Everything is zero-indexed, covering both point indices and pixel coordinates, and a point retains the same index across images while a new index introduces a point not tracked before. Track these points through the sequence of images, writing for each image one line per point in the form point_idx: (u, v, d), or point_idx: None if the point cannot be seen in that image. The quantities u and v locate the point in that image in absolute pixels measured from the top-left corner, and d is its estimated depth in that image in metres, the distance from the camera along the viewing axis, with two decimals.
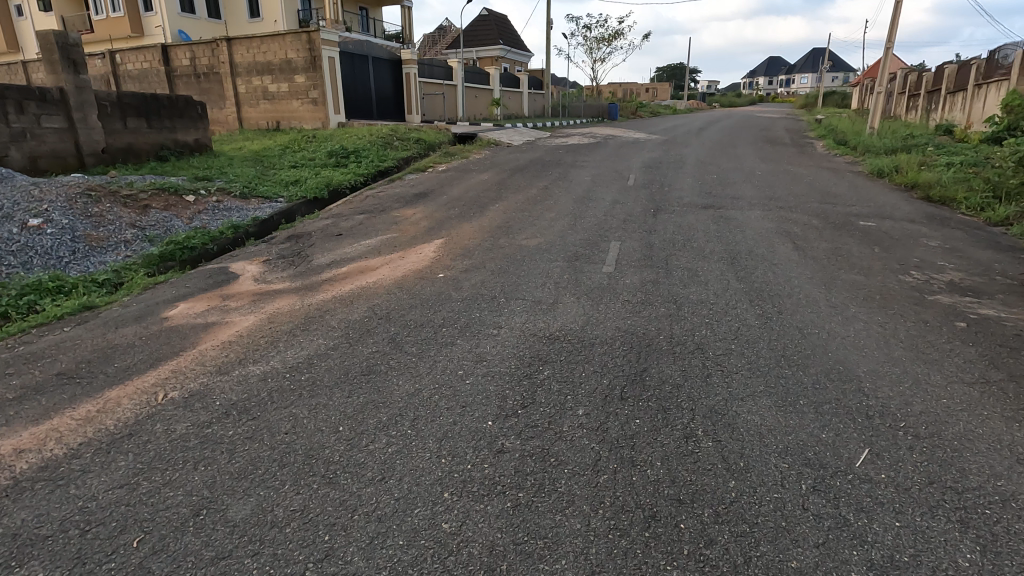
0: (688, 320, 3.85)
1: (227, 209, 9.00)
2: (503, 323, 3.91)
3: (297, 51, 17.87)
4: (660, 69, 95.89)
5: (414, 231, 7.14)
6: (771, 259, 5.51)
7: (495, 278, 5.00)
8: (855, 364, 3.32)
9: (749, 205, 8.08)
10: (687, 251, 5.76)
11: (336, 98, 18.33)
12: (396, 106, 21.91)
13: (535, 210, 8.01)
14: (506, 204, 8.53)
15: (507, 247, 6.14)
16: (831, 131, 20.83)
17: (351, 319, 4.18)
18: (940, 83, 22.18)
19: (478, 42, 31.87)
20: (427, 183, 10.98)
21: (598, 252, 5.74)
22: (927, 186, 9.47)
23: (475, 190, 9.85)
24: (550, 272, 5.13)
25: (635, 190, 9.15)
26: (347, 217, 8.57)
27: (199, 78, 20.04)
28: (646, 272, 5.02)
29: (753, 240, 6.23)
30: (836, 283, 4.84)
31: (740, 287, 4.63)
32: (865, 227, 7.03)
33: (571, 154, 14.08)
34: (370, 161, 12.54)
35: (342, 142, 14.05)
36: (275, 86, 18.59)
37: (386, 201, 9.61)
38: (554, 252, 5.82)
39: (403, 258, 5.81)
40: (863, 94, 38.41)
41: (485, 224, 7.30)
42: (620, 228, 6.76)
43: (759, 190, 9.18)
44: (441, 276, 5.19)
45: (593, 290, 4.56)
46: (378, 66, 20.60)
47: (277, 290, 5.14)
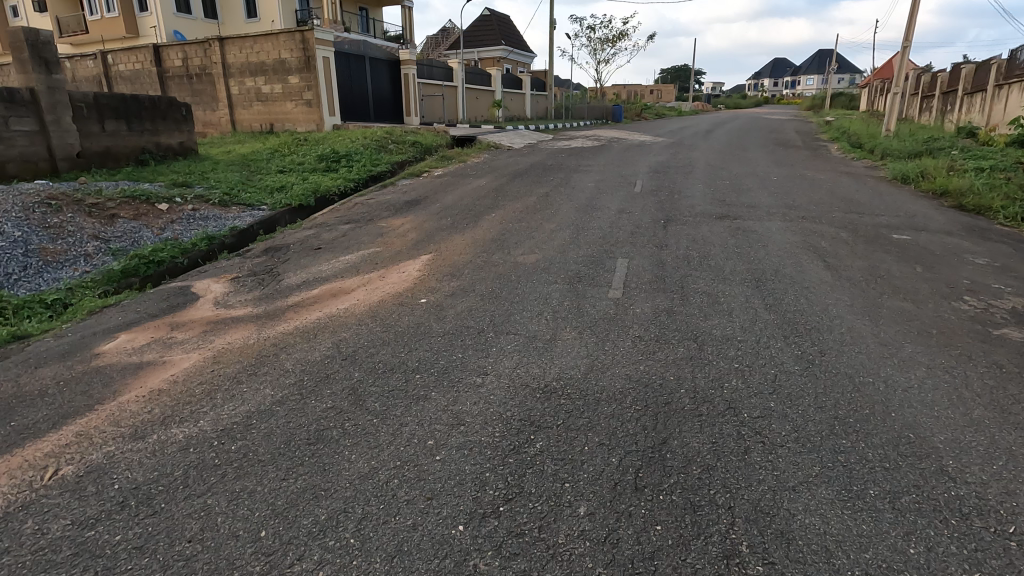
0: (712, 367, 3.18)
1: (204, 218, 8.37)
2: (489, 367, 3.24)
3: (290, 51, 17.27)
4: (664, 72, 95.23)
5: (399, 245, 6.48)
6: (800, 280, 4.84)
7: (484, 304, 4.35)
8: (929, 432, 2.64)
9: (768, 215, 7.39)
10: (705, 270, 5.08)
11: (331, 99, 17.72)
12: (394, 107, 21.29)
13: (535, 220, 7.36)
14: (503, 213, 7.88)
15: (501, 265, 5.49)
16: (844, 133, 20.06)
17: (311, 358, 3.53)
18: (957, 84, 21.43)
19: (480, 43, 31.26)
20: (421, 190, 10.32)
21: (603, 272, 5.08)
22: (959, 194, 8.74)
23: (471, 197, 9.19)
24: (547, 297, 4.48)
25: (643, 198, 8.48)
26: (331, 227, 7.92)
27: (191, 79, 19.48)
28: (658, 298, 4.35)
29: (778, 256, 5.55)
30: (881, 312, 4.16)
31: (770, 318, 3.95)
32: (900, 241, 6.33)
33: (574, 158, 13.40)
34: (363, 166, 11.89)
35: (334, 145, 13.41)
36: (268, 87, 18.00)
37: (375, 208, 8.96)
38: (553, 271, 5.17)
39: (383, 279, 5.18)
40: (872, 95, 37.54)
41: (479, 236, 6.66)
42: (628, 242, 6.10)
43: (777, 197, 8.49)
44: (423, 302, 4.53)
45: (597, 323, 3.89)
46: (375, 66, 19.97)
47: (237, 317, 4.51)
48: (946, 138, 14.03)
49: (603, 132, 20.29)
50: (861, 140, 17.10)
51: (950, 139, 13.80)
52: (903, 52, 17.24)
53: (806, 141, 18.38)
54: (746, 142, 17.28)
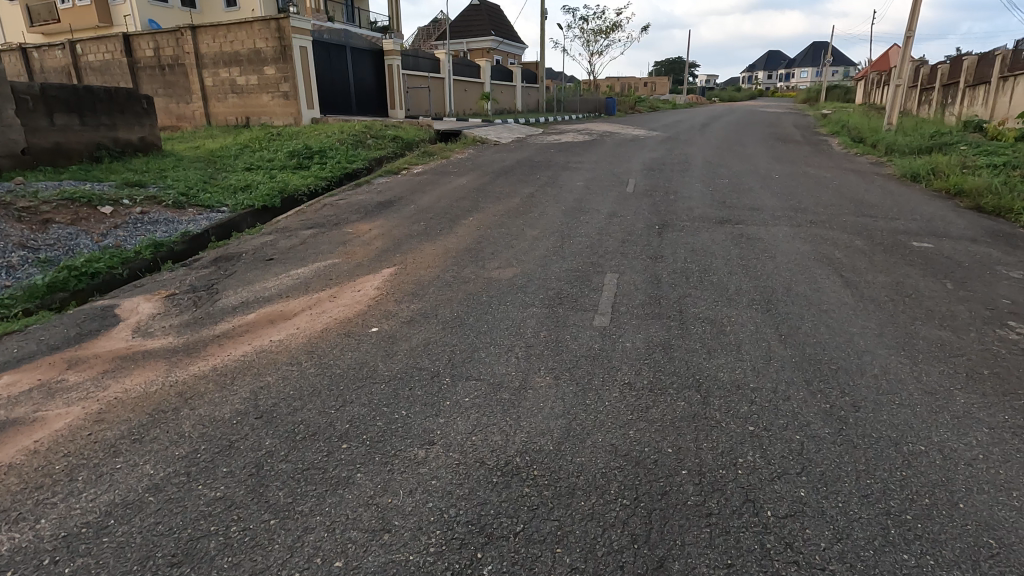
0: (720, 432, 2.49)
1: (153, 222, 7.60)
2: (436, 432, 2.54)
3: (266, 41, 16.44)
4: (659, 65, 94.52)
5: (361, 256, 5.75)
6: (817, 301, 4.16)
7: (446, 336, 3.65)
8: (1017, 536, 1.96)
9: (773, 220, 6.71)
10: (706, 289, 4.40)
11: (309, 91, 16.88)
12: (378, 100, 20.47)
13: (516, 225, 6.65)
14: (483, 217, 7.17)
15: (472, 281, 4.79)
16: (843, 127, 19.39)
17: (219, 415, 2.81)
18: (958, 76, 20.84)
19: (469, 34, 30.38)
20: (397, 190, 9.57)
21: (588, 292, 4.39)
22: (976, 194, 8.07)
23: (450, 198, 8.46)
24: (522, 325, 3.80)
25: (636, 199, 7.79)
26: (292, 233, 7.17)
27: (164, 71, 18.58)
28: (653, 328, 3.66)
29: (788, 270, 4.87)
30: (917, 344, 3.49)
31: (786, 356, 3.28)
32: (921, 249, 5.66)
33: (563, 153, 12.68)
34: (337, 163, 11.12)
35: (308, 140, 12.62)
36: (243, 78, 17.16)
37: (344, 211, 8.22)
38: (531, 290, 4.47)
39: (335, 299, 4.48)
40: (870, 88, 36.87)
41: (452, 246, 5.95)
42: (618, 253, 5.42)
43: (781, 199, 7.80)
44: (374, 331, 3.83)
45: (578, 363, 3.19)
46: (357, 57, 19.14)
47: (151, 349, 3.78)
48: (953, 133, 13.38)
49: (595, 127, 19.51)
50: (862, 134, 16.44)
51: (957, 134, 13.15)
52: (906, 43, 16.54)
53: (806, 136, 17.67)
54: (744, 137, 16.57)
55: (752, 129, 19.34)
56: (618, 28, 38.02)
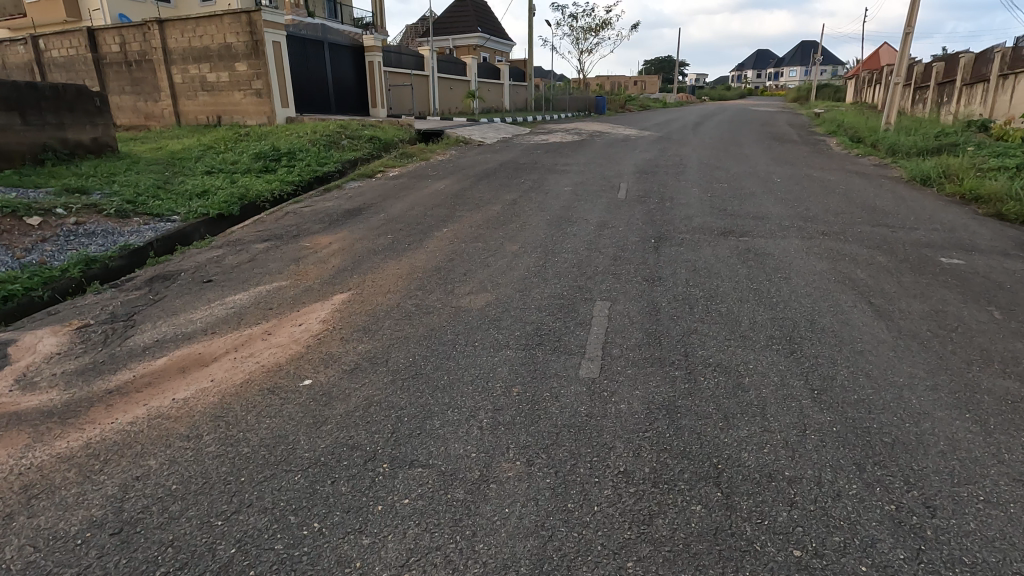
0: (755, 565, 1.79)
1: (89, 234, 6.77)
2: (355, 567, 1.80)
3: (236, 35, 15.56)
4: (649, 63, 94.31)
5: (314, 277, 4.98)
6: (850, 339, 3.46)
7: (394, 394, 2.89)
8: None
9: (781, 232, 6.01)
10: (714, 323, 3.67)
11: (283, 88, 16.01)
12: (358, 97, 19.62)
13: (496, 238, 5.90)
14: (459, 227, 6.42)
15: (437, 313, 4.02)
16: (840, 126, 18.80)
17: (61, 530, 2.03)
18: (954, 74, 20.36)
19: (456, 30, 29.55)
20: (369, 195, 8.78)
21: (574, 327, 3.66)
22: (997, 200, 7.42)
23: (424, 205, 7.70)
24: (490, 375, 3.05)
25: (628, 207, 7.07)
26: (244, 247, 6.38)
27: (131, 67, 17.62)
28: (654, 383, 2.93)
29: (807, 296, 4.16)
30: (984, 402, 2.79)
31: (823, 423, 2.57)
32: (951, 267, 4.99)
33: (551, 155, 11.94)
34: (306, 167, 10.31)
35: (277, 140, 11.76)
36: (214, 75, 16.28)
37: (306, 220, 7.43)
38: (506, 325, 3.72)
39: (270, 336, 3.72)
40: (862, 86, 36.49)
41: (420, 264, 5.19)
42: (610, 274, 4.69)
43: (787, 207, 7.11)
44: (306, 385, 3.07)
45: (558, 438, 2.47)
46: (336, 53, 18.29)
47: (21, 409, 3.00)
48: (957, 132, 12.79)
49: (586, 126, 18.75)
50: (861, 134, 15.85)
51: (962, 134, 12.57)
52: (905, 39, 15.96)
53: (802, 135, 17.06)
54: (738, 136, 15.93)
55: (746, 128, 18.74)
56: (608, 26, 37.36)
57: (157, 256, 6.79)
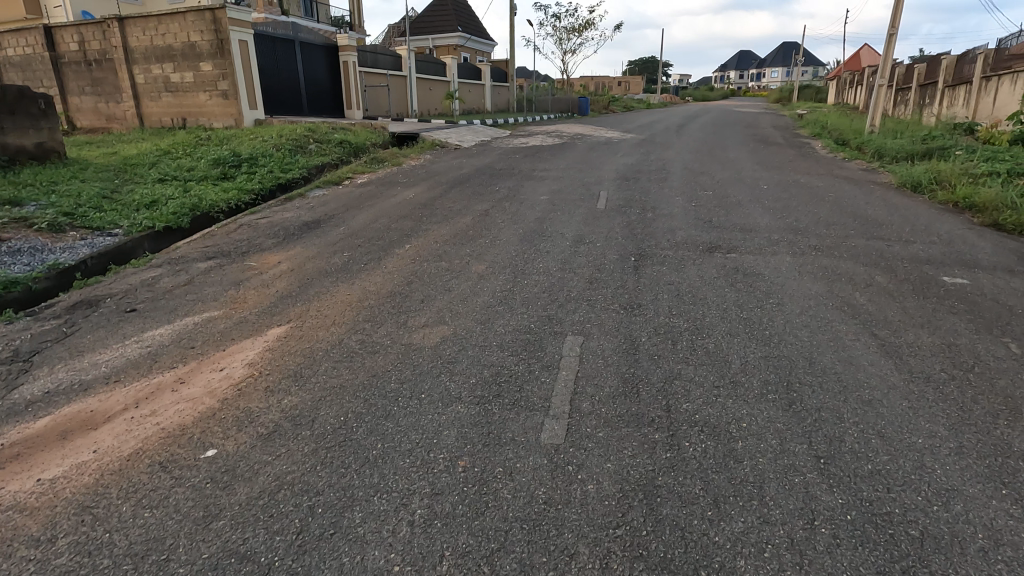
0: None
1: (18, 251, 6.12)
2: None
3: (200, 34, 14.85)
4: (633, 65, 94.50)
5: (253, 305, 4.42)
6: (855, 383, 3.00)
7: (311, 471, 2.35)
8: None
9: (770, 247, 5.57)
10: (701, 365, 3.19)
11: (251, 89, 15.32)
12: (333, 98, 18.96)
13: (462, 256, 5.39)
14: (423, 243, 5.89)
15: (384, 352, 3.50)
16: (824, 129, 18.54)
17: None
18: (936, 75, 20.27)
19: (436, 30, 28.92)
20: (333, 205, 8.21)
21: (539, 370, 3.15)
22: (993, 209, 7.06)
23: (389, 216, 7.15)
24: (433, 441, 2.53)
25: (607, 219, 6.59)
26: (186, 266, 5.79)
27: (91, 67, 16.79)
28: (629, 451, 2.43)
29: (803, 327, 3.70)
30: (1020, 471, 2.33)
31: (835, 511, 2.09)
32: (955, 287, 4.58)
33: (529, 159, 11.45)
34: (268, 174, 9.69)
35: (239, 144, 11.11)
36: (178, 76, 15.55)
37: (260, 235, 6.85)
38: (459, 369, 3.20)
39: (184, 385, 3.17)
40: (843, 87, 36.51)
41: (374, 289, 4.66)
42: (584, 300, 4.20)
43: (776, 218, 6.68)
44: (209, 456, 2.52)
45: (506, 540, 1.96)
46: (308, 53, 17.63)
47: None
48: (944, 135, 12.52)
49: (568, 128, 18.30)
50: (847, 137, 15.57)
51: (949, 136, 12.30)
52: (889, 40, 15.72)
53: (787, 138, 16.77)
54: (723, 139, 15.55)
55: (730, 130, 18.39)
56: (591, 26, 36.99)
57: (96, 272, 6.16)
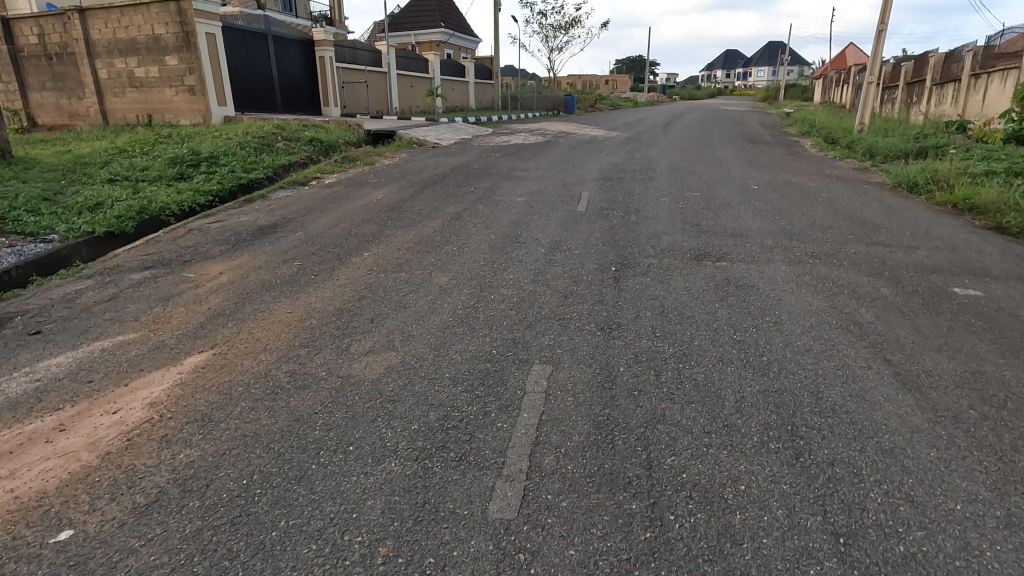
0: None
1: None
2: None
3: (165, 26, 14.11)
4: (620, 63, 94.30)
5: (177, 326, 3.84)
6: (871, 427, 2.52)
7: (186, 567, 1.81)
8: None
9: (763, 255, 5.09)
10: (688, 403, 2.69)
11: (220, 84, 14.61)
12: (308, 94, 18.28)
13: (424, 265, 4.85)
14: (384, 250, 5.33)
15: (314, 386, 2.94)
16: (813, 127, 18.20)
17: None
18: (923, 73, 20.03)
19: (418, 25, 28.25)
20: (294, 207, 7.61)
21: (496, 412, 2.63)
22: (996, 211, 6.64)
23: (352, 219, 6.59)
24: (351, 518, 2.00)
25: (588, 223, 6.08)
26: (117, 276, 5.18)
27: (50, 60, 15.93)
28: (598, 530, 1.93)
29: (806, 352, 3.22)
30: None
31: None
32: (968, 300, 4.13)
33: (509, 158, 10.91)
34: (229, 174, 9.06)
35: (201, 142, 10.45)
36: (142, 70, 14.80)
37: (208, 241, 6.24)
38: (401, 411, 2.66)
39: (62, 435, 2.60)
40: (829, 86, 36.39)
41: (320, 305, 4.10)
42: (556, 319, 3.67)
43: (768, 221, 6.21)
44: (62, 541, 1.96)
45: None
46: (282, 47, 16.94)
47: None
48: (936, 133, 12.16)
49: (552, 126, 17.80)
50: (836, 136, 15.22)
51: (941, 134, 11.95)
52: (878, 36, 15.38)
53: (775, 136, 16.40)
54: (711, 137, 15.12)
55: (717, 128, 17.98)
56: (577, 23, 36.52)
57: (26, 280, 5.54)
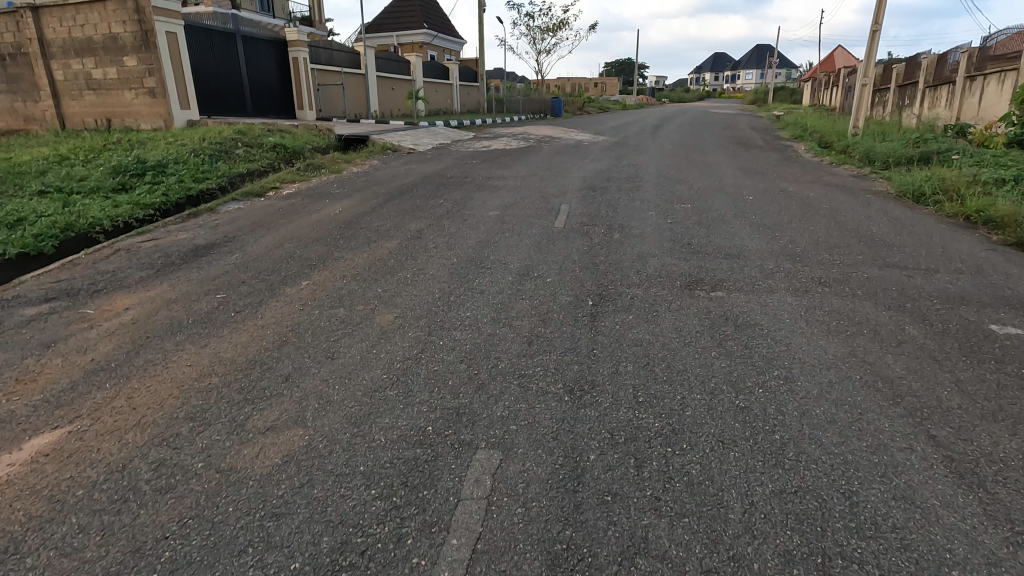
0: None
1: None
2: None
3: (123, 24, 13.24)
4: (609, 66, 94.22)
5: (45, 386, 3.08)
6: (929, 558, 1.83)
7: None
8: None
9: (764, 283, 4.42)
10: (680, 516, 1.99)
11: (182, 86, 13.76)
12: (281, 97, 17.47)
13: (369, 299, 4.12)
14: (326, 279, 4.59)
15: (180, 488, 2.20)
16: (805, 131, 17.65)
17: None
18: (916, 75, 19.59)
19: (401, 26, 27.51)
20: (241, 223, 6.84)
21: (414, 538, 1.91)
22: (1014, 225, 6.02)
23: (301, 238, 5.84)
24: None
25: (564, 243, 5.39)
26: (8, 312, 4.39)
27: (3, 61, 14.97)
28: None
29: (828, 427, 2.52)
30: None
31: None
32: (1009, 340, 3.47)
33: (487, 165, 10.20)
34: (177, 184, 8.26)
35: (152, 149, 9.63)
36: (100, 72, 13.92)
37: (132, 265, 5.46)
38: (284, 536, 1.93)
39: None
40: (818, 89, 36.14)
41: (231, 355, 3.34)
42: (516, 376, 2.96)
43: (767, 239, 5.54)
44: None
45: None
46: (252, 48, 16.13)
47: None
48: (936, 137, 11.61)
49: (537, 130, 17.13)
50: (830, 140, 14.67)
51: (940, 139, 11.39)
52: (872, 37, 14.85)
53: (767, 140, 15.83)
54: (701, 141, 14.50)
55: (707, 132, 17.40)
56: (565, 25, 35.94)
57: None
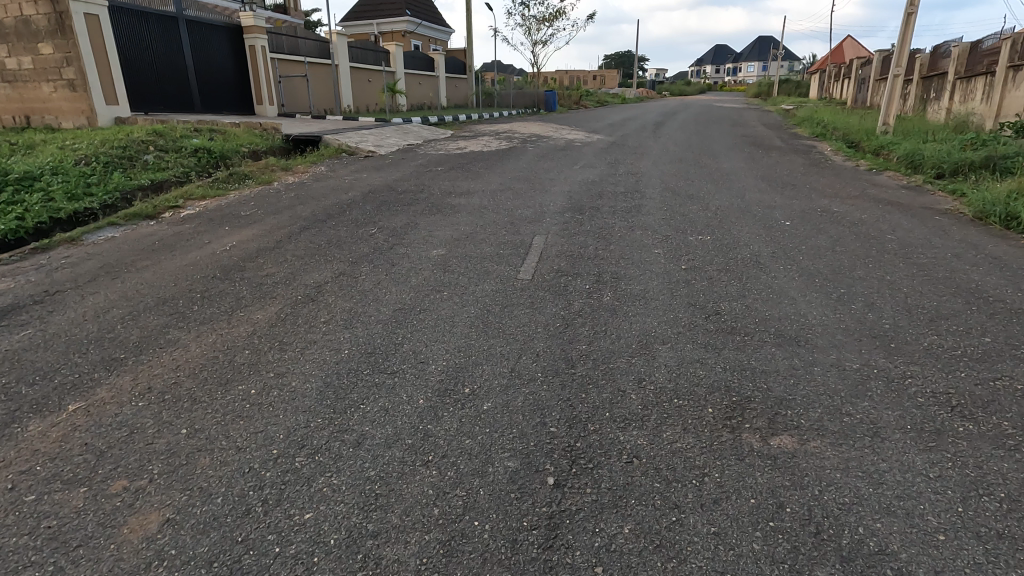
0: None
1: None
2: None
3: (34, 5, 11.19)
4: (609, 58, 92.50)
5: None
6: None
7: None
8: None
9: (856, 410, 2.57)
10: None
11: (108, 78, 11.81)
12: (236, 91, 15.55)
13: (151, 459, 2.27)
14: (116, 398, 2.72)
15: None
16: (824, 128, 15.74)
17: None
18: (943, 66, 17.68)
19: (382, 14, 25.52)
20: (94, 262, 4.97)
21: None
22: None
23: (149, 296, 4.00)
24: None
25: (527, 313, 3.56)
26: None
27: None
28: None
29: None
30: None
31: None
32: None
33: (452, 174, 8.37)
34: (42, 203, 6.37)
35: (34, 156, 7.73)
36: (13, 61, 11.92)
37: None
38: None
39: None
40: (828, 80, 33.99)
41: None
42: None
43: (831, 305, 3.70)
44: None
45: None
46: (198, 35, 14.16)
47: None
48: (994, 137, 9.73)
49: (524, 128, 15.25)
50: (858, 140, 12.78)
51: (1000, 139, 9.52)
52: (905, 21, 12.87)
53: (783, 139, 13.98)
54: (710, 141, 12.60)
55: (716, 130, 15.50)
56: (562, 15, 33.98)
57: None
